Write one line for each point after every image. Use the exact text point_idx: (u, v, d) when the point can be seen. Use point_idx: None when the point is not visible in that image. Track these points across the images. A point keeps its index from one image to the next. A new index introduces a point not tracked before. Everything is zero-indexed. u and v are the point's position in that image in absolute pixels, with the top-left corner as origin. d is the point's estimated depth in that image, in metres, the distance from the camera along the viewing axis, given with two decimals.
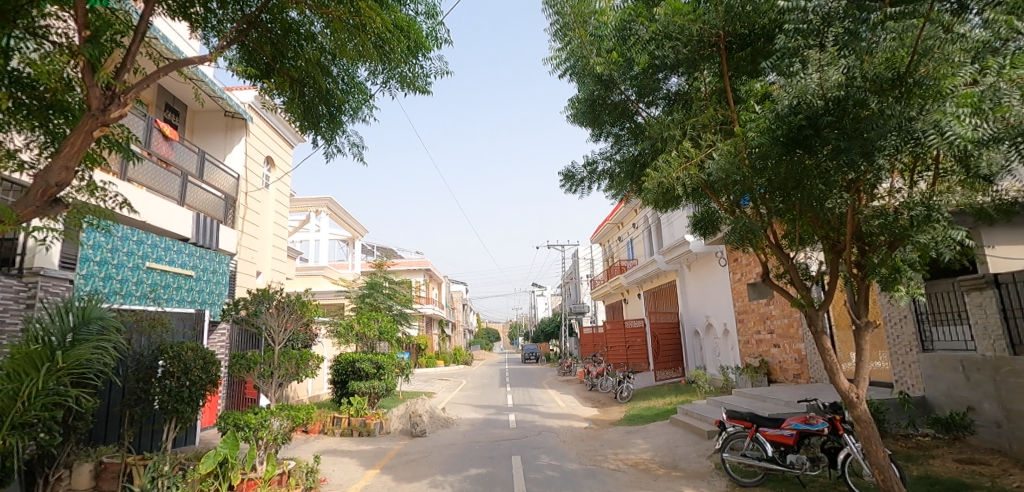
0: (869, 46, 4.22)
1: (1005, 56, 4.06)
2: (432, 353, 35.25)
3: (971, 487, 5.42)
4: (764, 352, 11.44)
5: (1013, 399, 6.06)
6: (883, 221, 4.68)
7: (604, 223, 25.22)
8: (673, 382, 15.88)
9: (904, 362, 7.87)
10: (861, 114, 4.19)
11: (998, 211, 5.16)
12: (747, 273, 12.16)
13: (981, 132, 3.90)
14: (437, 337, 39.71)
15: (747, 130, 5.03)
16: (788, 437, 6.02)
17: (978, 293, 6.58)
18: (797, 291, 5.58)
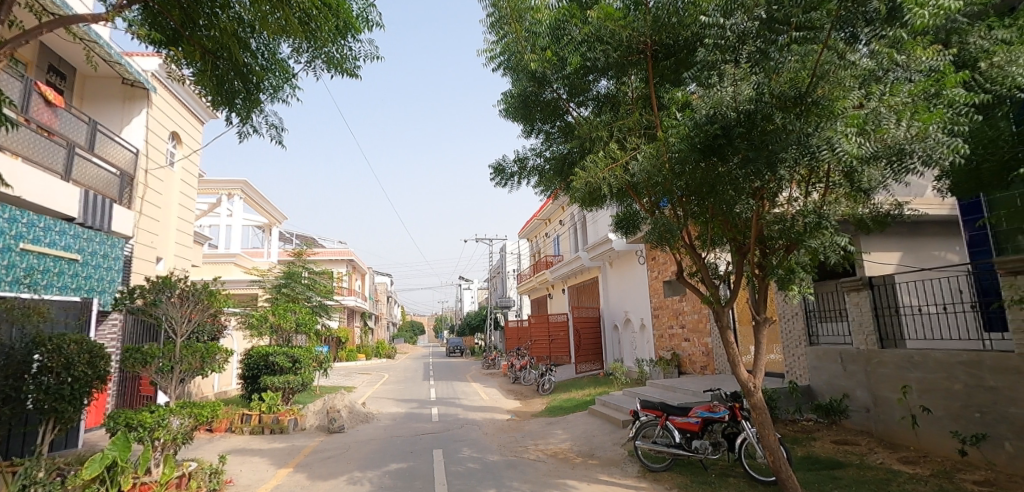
0: (777, 64, 4.60)
1: (887, 84, 4.58)
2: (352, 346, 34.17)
3: (844, 465, 6.14)
4: (676, 346, 12.22)
5: (880, 387, 6.89)
6: (781, 226, 5.26)
7: (532, 218, 25.59)
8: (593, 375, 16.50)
9: (794, 354, 8.71)
10: (767, 127, 4.57)
11: (874, 222, 5.79)
12: (663, 270, 12.89)
13: (864, 150, 4.40)
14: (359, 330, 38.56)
15: (669, 136, 5.28)
16: (694, 424, 6.46)
17: (855, 293, 7.37)
18: (706, 288, 5.98)
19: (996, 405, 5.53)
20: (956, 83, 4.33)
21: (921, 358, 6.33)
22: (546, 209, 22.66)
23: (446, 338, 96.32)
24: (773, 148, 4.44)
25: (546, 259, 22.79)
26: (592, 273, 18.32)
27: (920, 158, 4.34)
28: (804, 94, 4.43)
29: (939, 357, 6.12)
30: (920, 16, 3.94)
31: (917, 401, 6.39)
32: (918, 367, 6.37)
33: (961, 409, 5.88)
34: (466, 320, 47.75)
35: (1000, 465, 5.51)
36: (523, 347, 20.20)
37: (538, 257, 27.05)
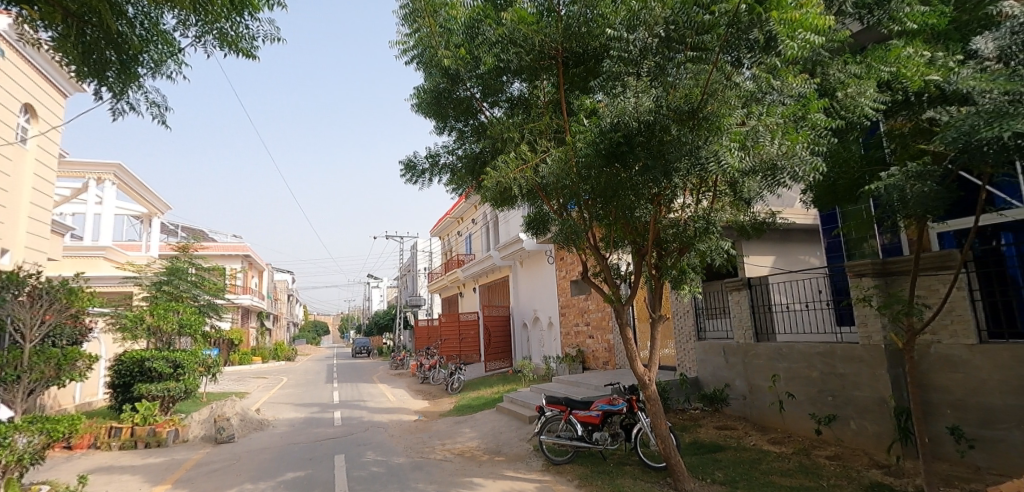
0: (673, 80, 4.95)
1: (765, 106, 4.98)
2: (247, 348, 31.69)
3: (724, 448, 6.80)
4: (581, 343, 12.77)
5: (755, 376, 7.70)
6: (676, 230, 5.80)
7: (444, 216, 25.30)
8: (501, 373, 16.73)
9: (684, 348, 9.47)
10: (664, 138, 4.91)
11: (753, 228, 6.44)
12: (570, 270, 13.39)
13: (745, 163, 4.82)
14: (254, 331, 35.87)
15: (576, 141, 5.46)
16: (595, 417, 6.75)
17: (736, 292, 8.16)
18: (609, 288, 6.30)
19: (844, 389, 6.42)
20: (818, 109, 4.91)
21: (787, 350, 7.16)
22: (458, 207, 22.53)
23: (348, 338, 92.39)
24: (669, 158, 4.84)
25: (458, 257, 22.68)
26: (502, 272, 18.53)
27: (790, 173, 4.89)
28: (696, 110, 4.82)
29: (802, 349, 6.95)
30: (792, 47, 4.45)
31: (784, 388, 7.23)
32: (785, 358, 7.20)
33: (818, 393, 6.74)
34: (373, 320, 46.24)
35: (847, 441, 6.40)
36: (432, 347, 19.98)
37: (450, 255, 26.85)
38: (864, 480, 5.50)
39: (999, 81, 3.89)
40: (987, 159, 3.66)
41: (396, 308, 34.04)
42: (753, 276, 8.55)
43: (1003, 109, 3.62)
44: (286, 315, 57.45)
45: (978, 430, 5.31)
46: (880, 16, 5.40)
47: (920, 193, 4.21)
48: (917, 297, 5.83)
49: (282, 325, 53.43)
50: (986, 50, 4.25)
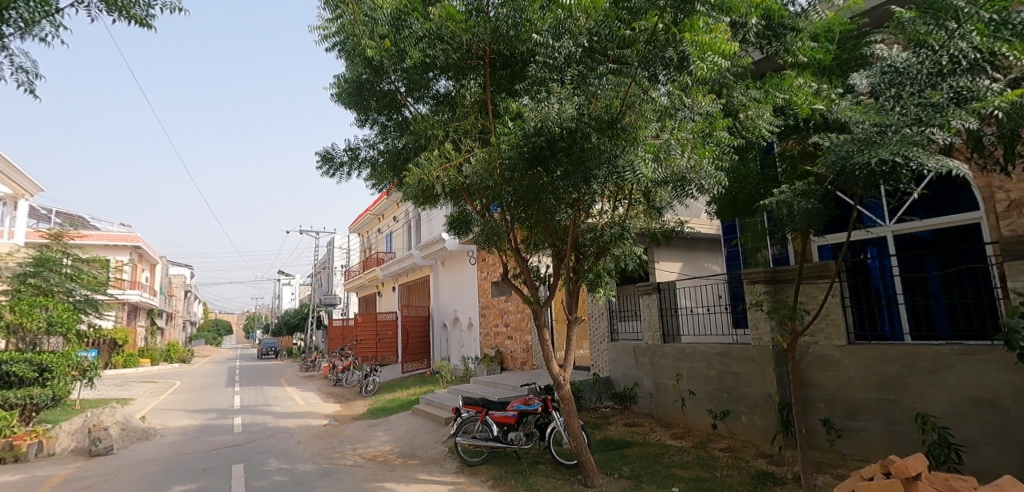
0: (595, 90, 5.09)
1: (675, 122, 5.34)
2: (134, 349, 28.67)
3: (631, 444, 7.14)
4: (500, 344, 12.87)
5: (661, 376, 8.16)
6: (593, 235, 5.95)
7: (363, 213, 24.39)
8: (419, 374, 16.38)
9: (598, 349, 9.85)
10: (585, 145, 5.02)
11: (663, 236, 6.82)
12: (492, 272, 13.44)
13: (657, 173, 5.08)
14: (143, 329, 32.53)
15: (500, 142, 5.49)
16: (511, 417, 6.80)
17: (647, 295, 8.58)
18: (528, 290, 6.34)
19: (738, 386, 6.98)
20: (724, 127, 5.38)
21: (690, 350, 7.66)
22: (379, 204, 21.81)
23: (252, 338, 86.45)
24: (588, 166, 4.99)
25: (377, 255, 21.97)
26: (423, 272, 18.19)
27: (697, 185, 5.18)
28: (615, 120, 4.98)
29: (703, 350, 7.47)
30: (701, 69, 4.70)
31: (686, 386, 7.73)
32: (688, 358, 7.70)
33: (716, 391, 7.28)
34: (281, 319, 43.64)
35: (738, 434, 6.97)
36: (346, 348, 19.23)
37: (369, 253, 25.95)
38: (752, 469, 6.01)
39: (870, 113, 4.41)
40: (859, 182, 4.16)
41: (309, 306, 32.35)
42: (662, 281, 9.08)
43: (872, 138, 4.13)
44: (183, 313, 52.71)
45: (846, 421, 5.99)
46: (777, 47, 5.92)
47: (804, 209, 4.71)
48: (801, 303, 6.47)
49: (177, 324, 48.95)
50: (862, 85, 4.75)
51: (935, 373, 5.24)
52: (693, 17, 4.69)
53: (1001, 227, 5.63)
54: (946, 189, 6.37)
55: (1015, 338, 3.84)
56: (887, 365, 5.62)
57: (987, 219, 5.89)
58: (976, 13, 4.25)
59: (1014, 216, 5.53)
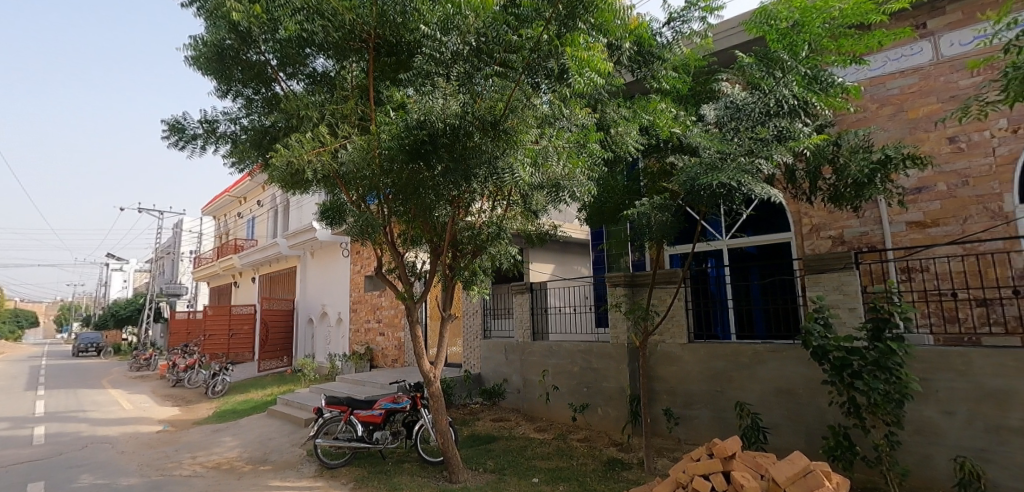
0: (480, 90, 4.99)
1: (555, 130, 5.26)
2: None
3: (497, 439, 7.32)
4: (370, 341, 12.43)
5: (528, 372, 8.51)
6: (471, 234, 6.02)
7: (219, 194, 21.90)
8: (279, 372, 15.15)
9: (471, 346, 10.00)
10: (467, 144, 4.90)
11: (537, 238, 7.02)
12: (365, 266, 12.91)
13: (534, 177, 5.05)
14: None
15: (381, 132, 5.18)
16: (377, 416, 6.57)
17: (520, 295, 8.87)
18: (402, 285, 6.17)
19: (596, 381, 7.53)
20: (596, 140, 5.43)
21: (556, 348, 8.07)
22: (239, 185, 19.75)
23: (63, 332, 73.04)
24: (470, 164, 4.88)
25: (234, 242, 19.88)
26: (287, 263, 16.85)
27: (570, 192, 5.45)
28: (497, 122, 4.87)
29: (568, 347, 7.92)
30: (579, 83, 4.76)
31: (551, 382, 8.14)
32: (554, 354, 8.11)
33: (577, 385, 7.77)
34: (105, 310, 37.48)
35: (594, 425, 7.51)
36: (191, 343, 17.17)
37: (225, 239, 23.41)
38: (604, 457, 6.51)
39: (715, 141, 5.05)
40: (702, 200, 4.79)
41: (144, 296, 28.22)
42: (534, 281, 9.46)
43: (715, 163, 4.76)
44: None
45: (683, 410, 6.75)
46: (645, 73, 6.41)
47: (660, 222, 5.27)
48: (653, 305, 7.16)
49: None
50: (710, 116, 5.40)
51: (752, 367, 6.15)
52: (575, 32, 4.88)
53: (805, 246, 6.96)
54: (768, 212, 7.52)
55: (808, 339, 4.71)
56: (717, 361, 6.46)
57: (796, 239, 7.08)
58: (796, 67, 5.05)
59: (815, 239, 6.88)
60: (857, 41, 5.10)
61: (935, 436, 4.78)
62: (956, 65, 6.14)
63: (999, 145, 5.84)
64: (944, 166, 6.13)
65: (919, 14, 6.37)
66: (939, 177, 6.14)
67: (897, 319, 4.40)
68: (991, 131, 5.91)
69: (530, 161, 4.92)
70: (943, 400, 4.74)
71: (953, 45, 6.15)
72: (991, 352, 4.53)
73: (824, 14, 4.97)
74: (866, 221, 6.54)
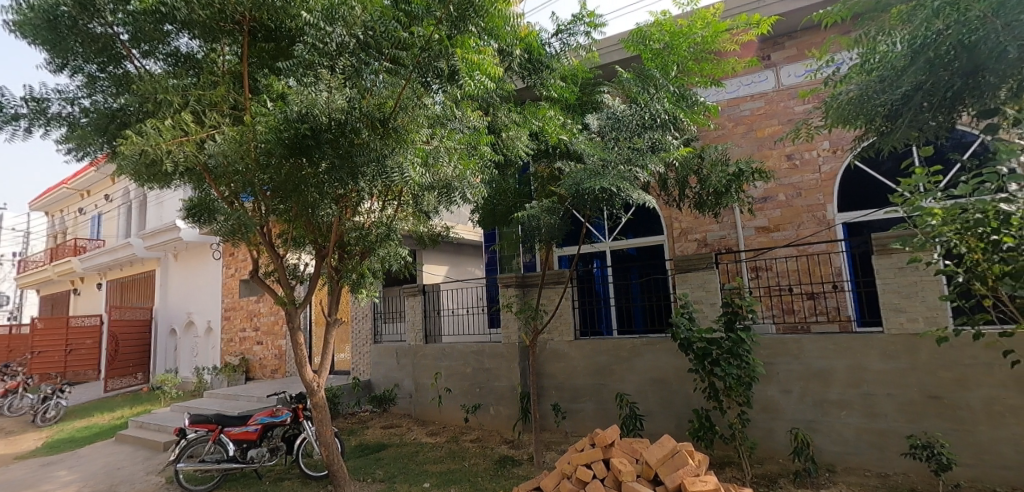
0: (367, 84, 4.66)
1: (448, 130, 5.26)
2: None
3: (386, 446, 7.14)
4: (246, 350, 11.50)
5: (420, 376, 8.39)
6: (359, 234, 5.77)
7: (56, 186, 18.90)
8: (133, 391, 13.44)
9: (360, 352, 9.67)
10: (354, 140, 4.65)
11: (430, 239, 6.99)
12: (240, 269, 11.91)
13: (424, 177, 4.99)
14: None
15: (256, 123, 4.76)
16: (252, 433, 6.08)
17: (412, 297, 8.72)
18: (282, 289, 5.76)
19: (488, 381, 7.64)
20: (487, 143, 5.64)
21: (449, 350, 8.06)
22: (83, 177, 17.19)
23: None
24: (357, 161, 4.62)
25: (76, 243, 17.28)
26: (144, 266, 15.01)
27: (461, 193, 5.44)
28: (387, 118, 4.72)
29: (460, 348, 7.94)
30: (470, 86, 4.89)
31: (443, 384, 8.10)
32: (447, 357, 8.09)
33: (469, 387, 7.82)
34: None
35: (486, 425, 7.61)
36: (16, 362, 14.61)
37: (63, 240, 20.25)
38: (495, 455, 6.62)
39: (597, 148, 5.39)
40: (586, 204, 5.08)
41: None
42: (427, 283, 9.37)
43: (598, 169, 5.09)
44: None
45: (570, 404, 7.08)
46: (535, 80, 6.63)
47: (548, 224, 5.50)
48: (541, 305, 7.41)
49: None
50: (593, 125, 5.75)
51: (630, 360, 6.62)
52: (464, 35, 4.79)
53: (675, 248, 7.65)
54: (645, 216, 8.16)
55: (676, 332, 5.21)
56: (600, 356, 6.87)
57: (668, 242, 7.76)
58: (666, 86, 5.54)
59: (683, 241, 7.59)
60: (716, 65, 5.75)
61: (776, 412, 5.49)
62: (792, 93, 7.11)
63: (823, 163, 6.86)
64: (783, 179, 7.07)
65: (765, 47, 7.30)
66: (780, 188, 7.07)
67: (745, 312, 5.03)
68: (817, 151, 6.91)
69: (420, 161, 4.83)
70: (782, 380, 5.46)
71: (790, 76, 7.12)
72: (817, 338, 5.32)
73: (688, 39, 5.60)
74: (725, 226, 7.35)
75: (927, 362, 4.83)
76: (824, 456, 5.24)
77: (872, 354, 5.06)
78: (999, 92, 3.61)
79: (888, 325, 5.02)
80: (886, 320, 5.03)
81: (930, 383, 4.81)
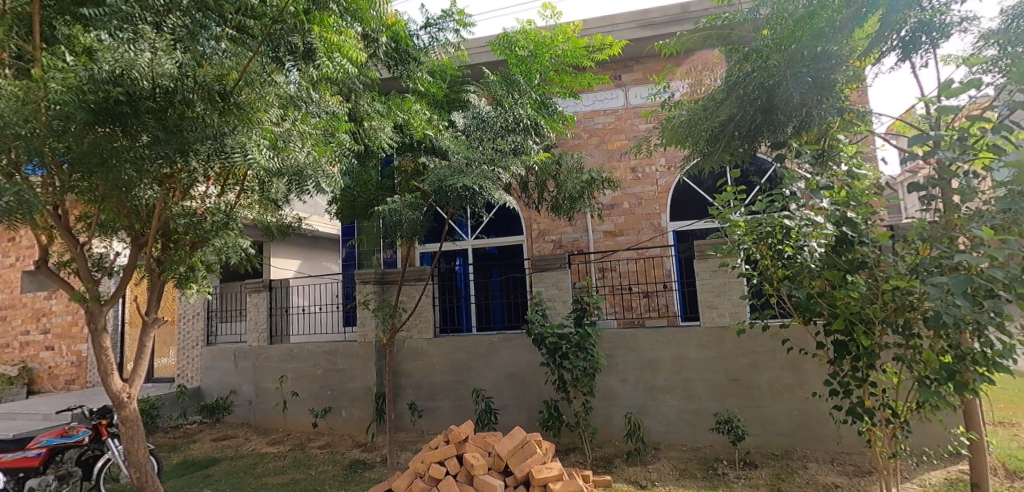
0: (203, 51, 3.92)
1: (301, 113, 4.87)
2: None
3: (218, 461, 6.42)
4: (32, 358, 9.52)
5: (262, 380, 7.68)
6: (189, 221, 4.88)
7: None
8: None
9: (189, 356, 8.69)
10: (186, 113, 3.96)
11: (278, 230, 6.43)
12: (26, 259, 9.81)
13: (273, 162, 4.45)
14: None
15: (47, 79, 3.71)
16: (33, 458, 4.97)
17: (256, 294, 7.94)
18: (81, 283, 4.82)
19: (340, 382, 7.25)
20: (345, 130, 5.33)
21: (297, 351, 7.49)
22: None
23: None
24: (187, 137, 3.89)
25: None
26: None
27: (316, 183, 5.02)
28: (228, 93, 4.19)
29: (310, 349, 7.42)
30: (328, 67, 4.52)
31: (289, 388, 7.51)
32: (295, 359, 7.51)
33: (319, 390, 7.35)
34: None
35: (337, 429, 7.22)
36: None
37: None
38: (345, 460, 6.30)
39: (462, 147, 5.40)
40: (448, 200, 5.08)
41: None
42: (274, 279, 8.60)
43: (462, 167, 5.10)
44: None
45: (426, 402, 7.01)
46: (402, 71, 6.40)
47: (410, 220, 5.37)
48: (401, 302, 7.24)
49: None
50: (459, 123, 5.77)
51: (487, 356, 6.77)
52: (324, 13, 4.45)
53: (533, 248, 7.99)
54: (506, 217, 8.41)
55: (530, 328, 5.41)
56: (458, 352, 6.91)
57: (527, 242, 8.08)
58: (529, 93, 5.80)
59: (540, 242, 7.96)
60: (574, 78, 6.09)
61: (615, 399, 6.01)
62: (637, 112, 7.86)
63: (660, 178, 7.68)
64: (627, 189, 7.77)
65: (616, 68, 7.98)
66: (624, 197, 7.76)
67: (592, 308, 5.42)
68: (655, 166, 7.71)
69: (269, 144, 4.39)
70: (620, 370, 6.00)
71: (636, 97, 7.87)
72: (650, 331, 5.93)
73: (552, 50, 5.89)
74: (577, 229, 7.86)
75: (731, 350, 5.66)
76: (652, 437, 5.86)
77: (692, 345, 5.79)
78: (787, 128, 4.34)
79: (704, 319, 5.79)
80: (703, 315, 5.79)
81: (733, 368, 5.65)
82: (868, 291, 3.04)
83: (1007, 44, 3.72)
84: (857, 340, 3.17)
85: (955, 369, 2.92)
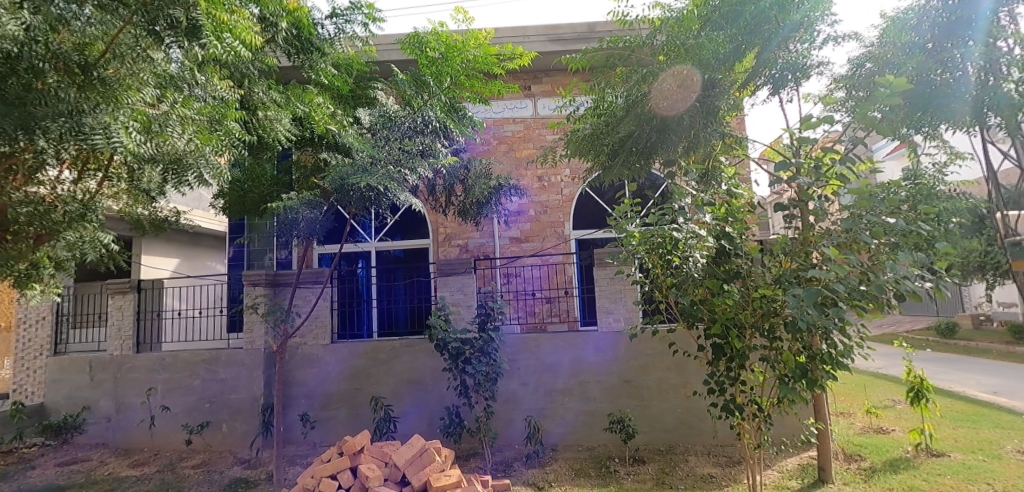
0: (59, 14, 3.33)
1: (183, 96, 4.22)
2: None
3: (64, 489, 5.57)
4: None
5: (124, 394, 6.80)
6: (32, 210, 4.10)
7: None
8: None
9: (30, 368, 7.50)
10: (33, 85, 3.38)
11: (151, 225, 5.77)
12: None
13: (144, 150, 3.85)
14: None
15: None
16: None
17: (120, 296, 7.01)
18: None
19: (221, 394, 6.62)
20: (234, 119, 4.80)
21: (170, 360, 6.73)
22: None
23: None
24: (34, 112, 3.30)
25: None
26: None
27: (196, 174, 4.38)
28: (90, 65, 3.57)
29: (186, 358, 6.70)
30: (215, 48, 3.82)
31: (158, 402, 6.73)
32: (166, 369, 6.74)
33: (194, 403, 6.66)
34: None
35: (215, 445, 6.58)
36: None
37: None
38: (224, 479, 5.75)
39: (368, 145, 5.21)
40: (351, 200, 4.85)
41: None
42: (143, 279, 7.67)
43: (366, 166, 4.91)
44: None
45: (320, 412, 6.60)
46: (304, 61, 6.08)
47: (308, 219, 5.03)
48: (294, 306, 6.78)
49: None
50: (365, 119, 5.57)
51: (388, 362, 6.53)
52: None
53: (438, 252, 7.87)
54: (412, 219, 8.22)
55: (432, 333, 5.28)
56: (357, 359, 6.60)
57: (432, 246, 7.94)
58: (439, 95, 5.79)
59: (446, 246, 7.86)
60: (484, 85, 6.10)
61: (515, 403, 6.06)
62: (544, 123, 8.07)
63: (564, 187, 7.93)
64: (533, 197, 7.92)
65: (526, 78, 8.14)
66: (530, 204, 7.91)
67: (496, 313, 5.38)
68: (561, 176, 7.95)
69: (139, 127, 3.73)
70: (521, 374, 6.06)
71: (544, 108, 8.08)
72: (551, 336, 6.06)
73: (461, 55, 5.80)
74: (484, 234, 7.87)
75: (625, 354, 5.96)
76: (551, 439, 5.98)
77: (590, 349, 6.00)
78: (677, 148, 4.68)
79: (601, 324, 6.03)
80: (600, 320, 6.04)
81: (626, 370, 5.94)
82: (740, 299, 3.34)
83: (851, 89, 4.32)
84: (731, 343, 3.46)
85: (808, 367, 3.29)
